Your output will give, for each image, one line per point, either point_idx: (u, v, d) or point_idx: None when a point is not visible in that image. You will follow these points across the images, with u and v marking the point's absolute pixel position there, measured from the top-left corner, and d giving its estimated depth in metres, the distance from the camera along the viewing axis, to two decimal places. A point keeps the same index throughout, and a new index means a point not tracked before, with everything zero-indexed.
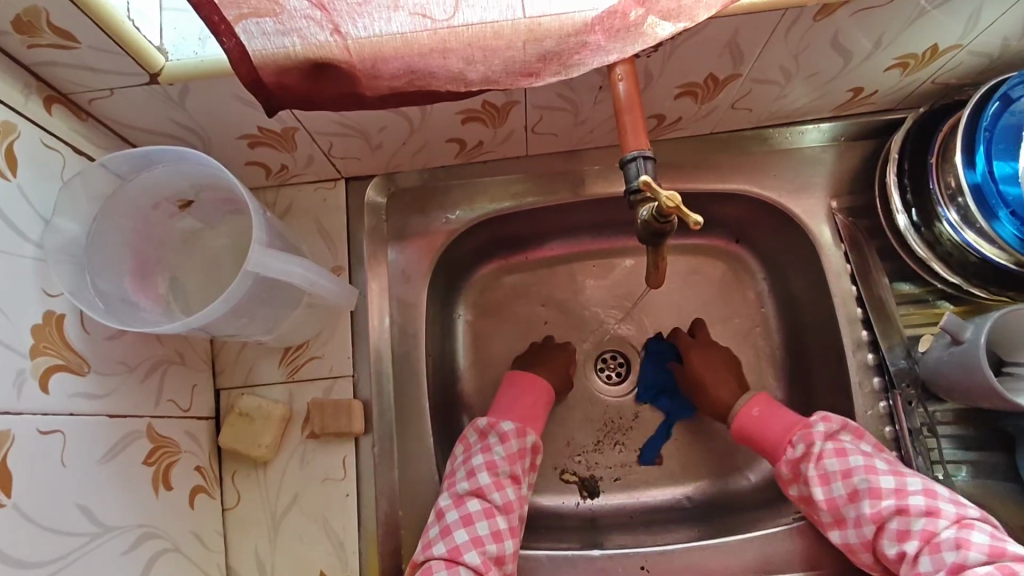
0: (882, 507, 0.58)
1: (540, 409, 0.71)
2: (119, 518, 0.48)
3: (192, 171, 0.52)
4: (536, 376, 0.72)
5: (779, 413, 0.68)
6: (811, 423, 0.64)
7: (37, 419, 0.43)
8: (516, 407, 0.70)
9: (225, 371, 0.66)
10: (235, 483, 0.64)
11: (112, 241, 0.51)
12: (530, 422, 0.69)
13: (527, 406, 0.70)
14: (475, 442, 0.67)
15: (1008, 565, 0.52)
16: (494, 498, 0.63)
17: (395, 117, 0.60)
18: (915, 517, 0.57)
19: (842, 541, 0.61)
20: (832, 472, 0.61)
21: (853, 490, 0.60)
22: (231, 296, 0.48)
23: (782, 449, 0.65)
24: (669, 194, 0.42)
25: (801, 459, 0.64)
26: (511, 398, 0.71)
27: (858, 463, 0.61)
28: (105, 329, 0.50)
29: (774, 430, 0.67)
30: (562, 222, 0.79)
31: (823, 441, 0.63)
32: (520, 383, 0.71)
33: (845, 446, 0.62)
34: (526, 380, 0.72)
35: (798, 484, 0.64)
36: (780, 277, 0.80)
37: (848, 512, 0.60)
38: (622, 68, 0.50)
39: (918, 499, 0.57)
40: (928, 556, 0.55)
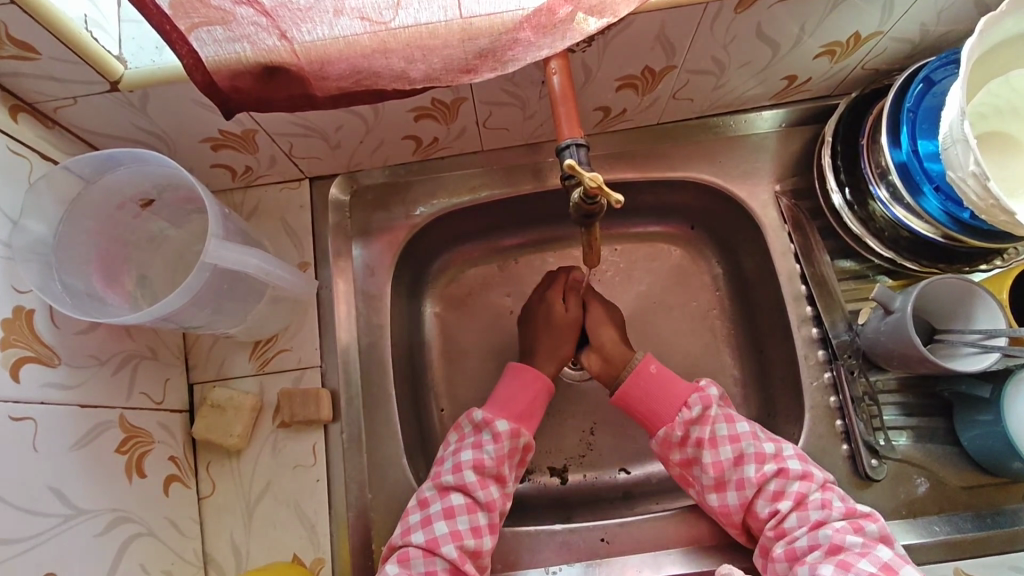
0: (765, 469, 0.62)
1: (537, 408, 0.71)
2: (91, 501, 0.51)
3: (154, 172, 0.55)
4: (539, 372, 0.71)
5: (673, 374, 0.70)
6: (704, 388, 0.68)
7: (8, 406, 0.45)
8: (513, 403, 0.70)
9: (198, 366, 0.69)
10: (210, 473, 0.67)
11: (78, 241, 0.54)
12: (525, 419, 0.69)
13: (525, 405, 0.70)
14: (469, 435, 0.68)
15: (859, 523, 0.58)
16: (477, 495, 0.64)
17: (349, 116, 0.63)
18: (792, 479, 0.62)
19: (720, 504, 0.63)
20: (722, 436, 0.65)
21: (738, 453, 0.64)
22: (189, 287, 0.50)
23: (677, 409, 0.67)
24: (592, 175, 0.44)
25: (696, 422, 0.66)
26: (508, 392, 0.70)
27: (745, 430, 0.65)
28: (75, 325, 0.53)
29: (660, 402, 0.68)
30: (522, 214, 0.83)
31: (716, 407, 0.67)
32: (523, 378, 0.71)
33: (734, 414, 0.66)
34: (532, 377, 0.71)
35: (686, 449, 0.66)
36: (732, 259, 0.83)
37: (731, 475, 0.64)
38: (556, 63, 0.53)
39: (793, 463, 0.63)
40: (796, 513, 0.60)
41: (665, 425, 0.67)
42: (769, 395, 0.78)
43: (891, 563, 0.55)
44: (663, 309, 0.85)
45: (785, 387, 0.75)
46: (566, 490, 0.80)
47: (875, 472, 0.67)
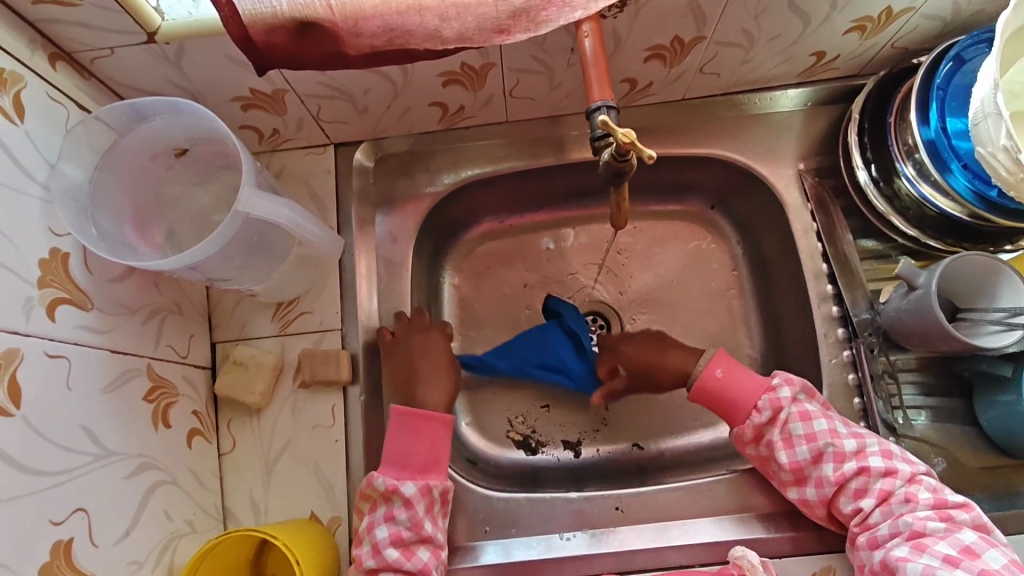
0: (846, 469, 0.61)
1: (440, 453, 0.67)
2: (119, 444, 0.52)
3: (187, 123, 0.55)
4: (431, 415, 0.67)
5: (743, 374, 0.68)
6: (776, 389, 0.66)
7: (44, 343, 0.46)
8: (412, 458, 0.65)
9: (221, 325, 0.70)
10: (231, 430, 0.68)
11: (112, 190, 0.55)
12: (430, 470, 0.66)
13: (425, 454, 0.66)
14: (377, 507, 0.63)
15: (948, 513, 0.57)
16: (407, 567, 0.61)
17: (378, 79, 0.63)
18: (875, 477, 0.60)
19: (799, 498, 0.63)
20: (798, 436, 0.63)
21: (816, 452, 0.62)
22: (221, 235, 0.51)
23: (747, 412, 0.66)
24: (625, 131, 0.45)
25: (769, 423, 0.65)
26: (404, 449, 0.65)
27: (823, 428, 0.63)
28: (108, 273, 0.54)
29: (734, 403, 0.67)
30: (542, 188, 0.83)
31: (790, 405, 0.64)
32: (414, 427, 0.66)
33: (810, 411, 0.64)
34: (420, 422, 0.67)
35: (760, 447, 0.65)
36: (752, 239, 0.83)
37: (810, 472, 0.63)
38: (588, 26, 0.54)
39: (877, 460, 0.61)
40: (879, 508, 0.59)
41: (738, 426, 0.66)
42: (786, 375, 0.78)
43: (973, 547, 0.54)
44: (681, 287, 0.85)
45: (802, 366, 0.75)
46: (580, 464, 0.80)
47: None
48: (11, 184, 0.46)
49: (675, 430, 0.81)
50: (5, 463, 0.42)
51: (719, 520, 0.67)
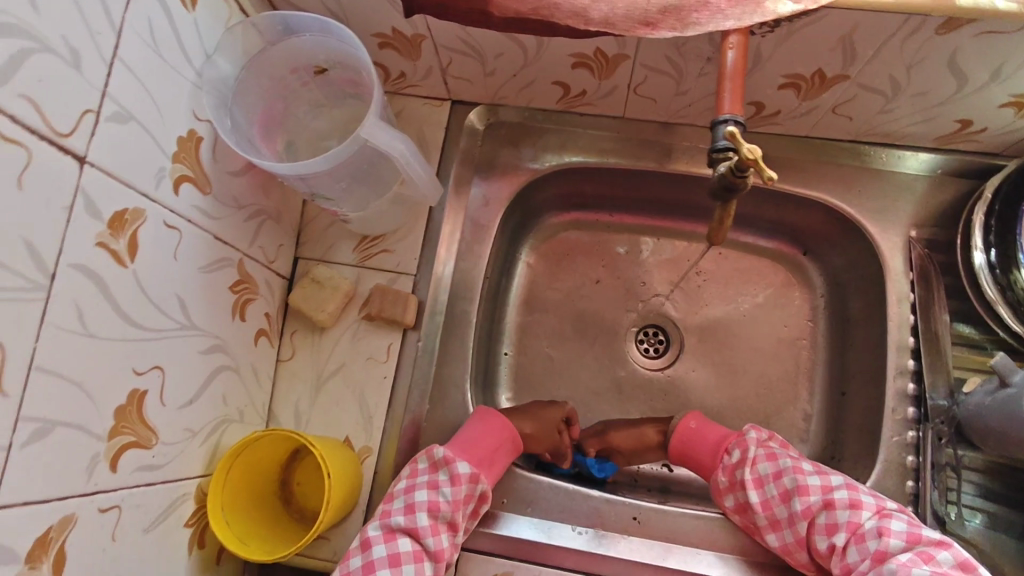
0: (811, 503, 0.61)
1: (499, 457, 0.67)
2: (201, 320, 0.56)
3: (332, 45, 0.58)
4: (506, 421, 0.68)
5: (714, 424, 0.71)
6: (745, 431, 0.68)
7: (165, 213, 0.49)
8: (477, 448, 0.66)
9: (307, 243, 0.74)
10: (293, 340, 0.72)
11: (252, 91, 0.59)
12: (484, 466, 0.66)
13: (487, 452, 0.66)
14: (423, 473, 0.64)
15: (925, 551, 0.55)
16: (427, 542, 0.61)
17: (512, 45, 0.65)
18: (842, 510, 0.60)
19: (780, 544, 0.62)
20: (766, 476, 0.64)
21: (784, 490, 0.63)
22: (338, 155, 0.53)
23: (718, 454, 0.68)
24: (751, 147, 0.44)
25: (738, 465, 0.66)
26: (472, 433, 0.67)
27: (788, 464, 0.64)
28: (228, 166, 0.57)
29: (706, 450, 0.69)
30: (639, 192, 0.83)
31: (756, 445, 0.66)
32: (486, 423, 0.68)
33: (776, 450, 0.65)
34: (500, 426, 0.68)
35: (734, 492, 0.66)
36: (839, 295, 0.80)
37: (782, 513, 0.63)
38: (735, 38, 0.53)
39: (842, 493, 0.61)
40: (855, 546, 0.58)
41: (713, 474, 0.67)
42: (839, 440, 0.75)
43: None
44: (752, 324, 0.83)
45: (859, 435, 0.72)
46: None
47: None
48: (172, 63, 0.49)
49: None
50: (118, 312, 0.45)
51: (734, 560, 0.66)
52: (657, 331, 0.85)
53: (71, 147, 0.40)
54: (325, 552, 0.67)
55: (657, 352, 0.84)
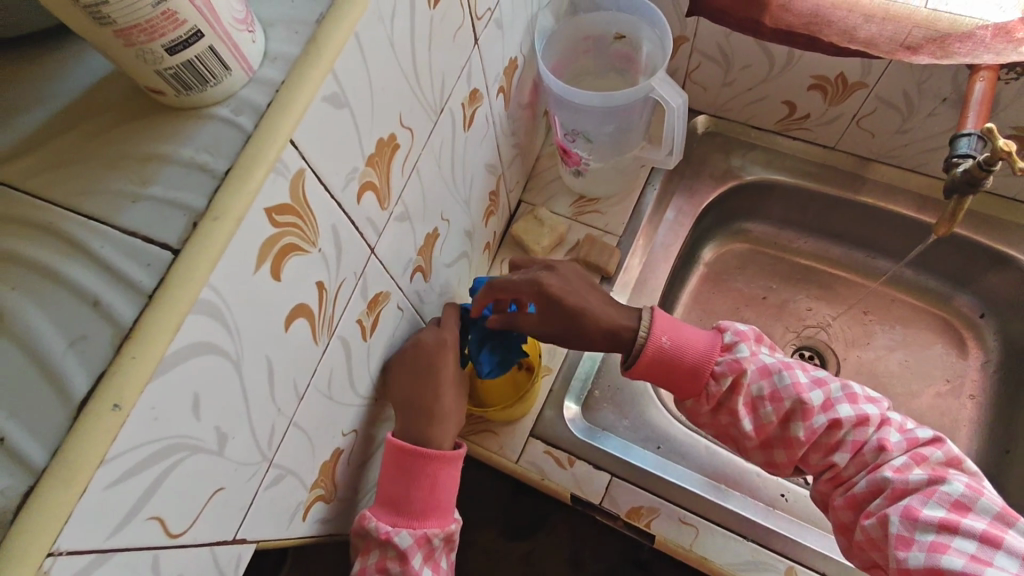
0: (815, 427, 0.55)
1: (439, 493, 0.55)
2: (472, 209, 0.68)
3: (625, 23, 0.70)
4: (428, 449, 0.55)
5: (685, 335, 0.60)
6: (732, 352, 0.60)
7: (488, 109, 0.62)
8: (414, 506, 0.54)
9: (533, 191, 0.87)
10: (503, 265, 0.84)
11: (550, 48, 0.71)
12: (430, 512, 0.55)
13: (418, 503, 0.54)
14: (373, 557, 0.54)
15: (921, 453, 0.53)
16: None
17: (763, 59, 0.76)
18: (846, 430, 0.55)
19: (764, 459, 0.59)
20: (760, 397, 0.57)
21: (782, 414, 0.57)
22: (626, 96, 0.65)
23: (705, 378, 0.59)
24: (1005, 142, 0.51)
25: (731, 389, 0.58)
26: (395, 489, 0.55)
27: (786, 383, 0.57)
28: (519, 98, 0.71)
29: (689, 377, 0.59)
30: (827, 223, 0.90)
31: (749, 362, 0.58)
32: (397, 467, 0.55)
33: (770, 365, 0.58)
34: (403, 457, 0.55)
35: (718, 415, 0.59)
36: (1016, 360, 0.81)
37: (777, 434, 0.57)
38: (985, 73, 0.61)
39: (845, 410, 0.56)
40: (854, 462, 0.55)
41: (692, 398, 0.60)
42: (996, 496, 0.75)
43: (961, 499, 0.50)
44: (916, 369, 0.85)
45: None
46: None
47: None
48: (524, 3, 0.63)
49: None
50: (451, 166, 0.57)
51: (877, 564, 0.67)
52: (811, 353, 0.88)
53: (476, 27, 0.53)
54: (491, 445, 0.73)
55: None
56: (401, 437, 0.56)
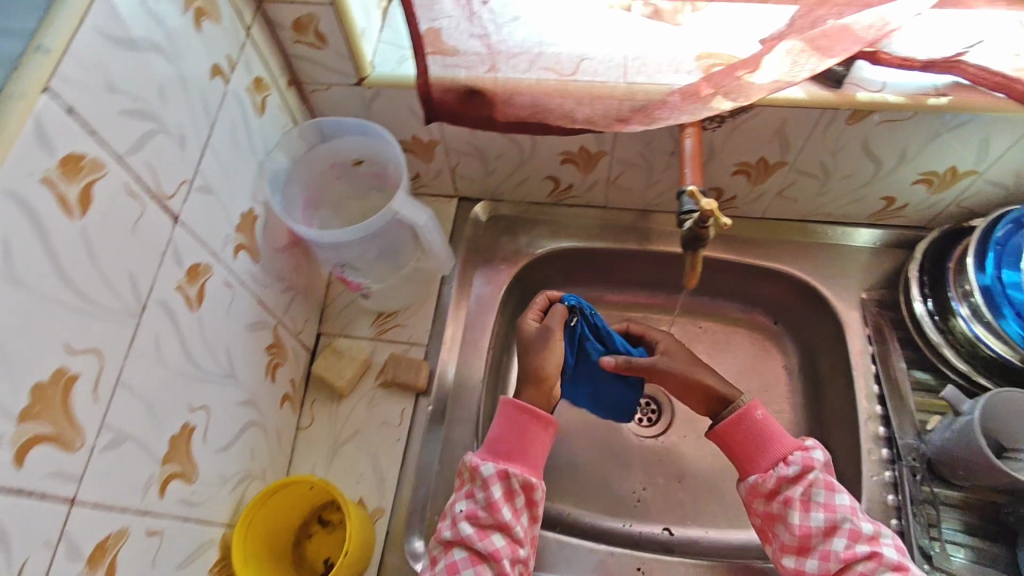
0: (858, 549, 0.59)
1: (530, 446, 0.70)
2: (241, 376, 0.62)
3: (368, 143, 0.71)
4: (526, 407, 0.71)
5: (777, 427, 0.68)
6: (808, 449, 0.66)
7: (225, 273, 0.58)
8: (502, 443, 0.70)
9: (329, 318, 0.83)
10: (312, 409, 0.78)
11: (297, 181, 0.70)
12: (517, 458, 0.69)
13: (515, 442, 0.70)
14: (464, 482, 0.69)
15: None
16: (477, 546, 0.64)
17: (510, 146, 0.78)
18: (884, 567, 0.58)
19: (794, 567, 0.62)
20: (816, 501, 0.62)
21: (831, 524, 0.61)
22: (369, 225, 0.63)
23: (774, 461, 0.66)
24: (708, 202, 0.56)
25: (792, 479, 0.64)
26: (496, 433, 0.71)
27: (844, 501, 0.62)
28: (274, 245, 0.67)
29: (767, 448, 0.67)
30: (623, 273, 0.94)
31: (818, 470, 0.64)
32: (510, 416, 0.71)
33: (834, 482, 0.63)
34: (517, 413, 0.71)
35: (772, 503, 0.64)
36: (810, 357, 0.88)
37: (817, 543, 0.61)
38: (691, 129, 0.66)
39: (890, 551, 0.59)
40: None
41: (756, 473, 0.66)
42: None
43: None
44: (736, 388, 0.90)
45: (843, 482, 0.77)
46: (603, 527, 0.83)
47: None
48: (243, 154, 0.60)
49: (709, 521, 0.83)
50: (185, 352, 0.52)
51: None
52: (648, 401, 0.91)
53: (170, 207, 0.49)
54: None
55: (650, 421, 0.90)
56: (517, 401, 0.72)
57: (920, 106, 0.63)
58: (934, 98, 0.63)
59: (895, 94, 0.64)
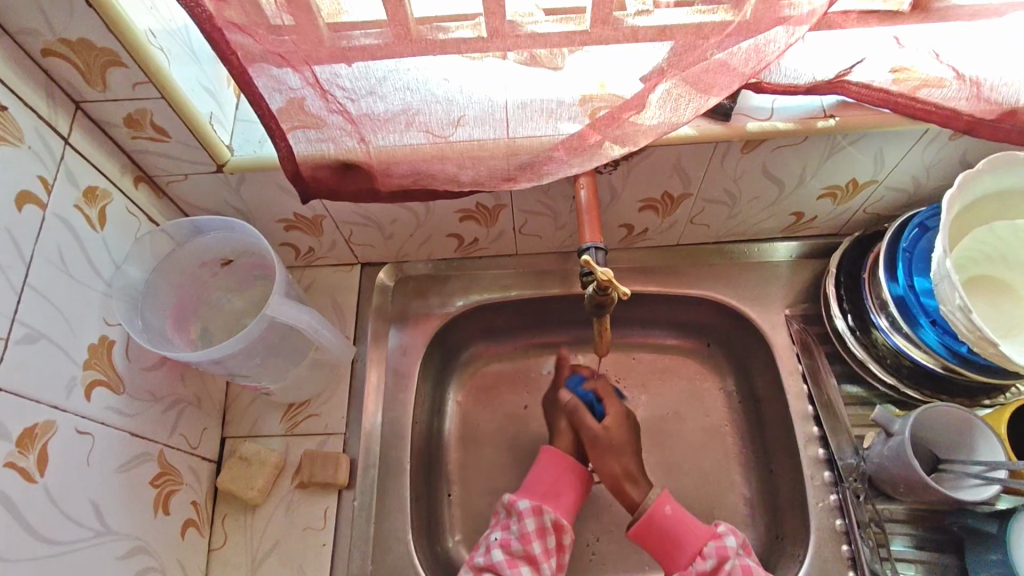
0: None
1: (563, 490, 0.70)
2: (118, 524, 0.57)
3: (236, 239, 0.67)
4: (568, 457, 0.72)
5: (690, 519, 0.68)
6: (721, 537, 0.66)
7: (76, 420, 0.53)
8: (538, 485, 0.70)
9: (234, 420, 0.75)
10: (224, 526, 0.71)
11: (163, 290, 0.65)
12: (550, 499, 0.69)
13: (550, 486, 0.70)
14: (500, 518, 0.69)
15: None
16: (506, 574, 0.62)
17: (404, 212, 0.73)
18: None
19: None
20: None
21: None
22: (247, 334, 0.61)
23: (690, 557, 0.66)
24: (604, 270, 0.52)
25: (710, 573, 0.64)
26: (535, 475, 0.72)
27: None
28: (142, 362, 0.62)
29: (682, 544, 0.67)
30: (548, 316, 0.88)
31: (732, 556, 0.64)
32: (549, 463, 0.72)
33: (750, 565, 0.63)
34: (558, 459, 0.72)
35: None
36: (745, 377, 0.86)
37: None
38: (584, 179, 0.62)
39: None
40: None
41: (679, 573, 0.66)
42: (778, 519, 0.77)
43: None
44: (678, 420, 0.86)
45: (791, 508, 0.75)
46: None
47: None
48: (80, 281, 0.56)
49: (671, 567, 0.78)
50: (22, 526, 0.47)
51: None
52: None
53: None
54: None
55: None
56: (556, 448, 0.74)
57: (810, 129, 0.62)
58: (822, 120, 0.62)
59: (783, 120, 0.62)
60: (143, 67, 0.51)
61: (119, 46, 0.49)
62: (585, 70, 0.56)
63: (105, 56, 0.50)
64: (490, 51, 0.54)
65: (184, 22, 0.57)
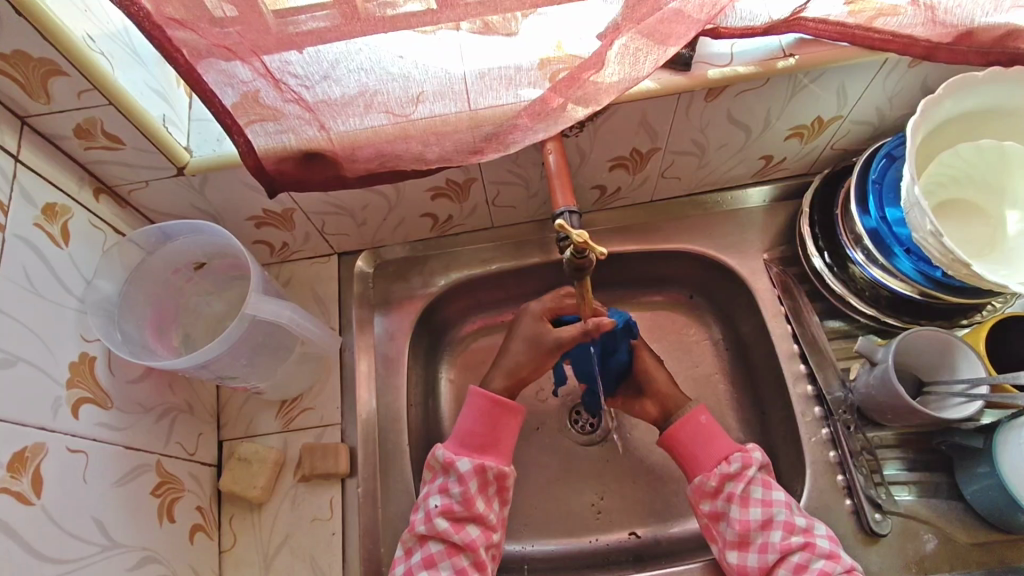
0: (792, 540, 0.61)
1: (501, 436, 0.69)
2: (123, 536, 0.57)
3: (206, 241, 0.66)
4: (498, 399, 0.70)
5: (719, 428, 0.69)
6: (748, 449, 0.67)
7: (67, 439, 0.53)
8: (471, 438, 0.68)
9: (229, 423, 0.75)
10: (232, 526, 0.71)
11: (138, 300, 0.64)
12: (488, 449, 0.68)
13: (485, 434, 0.69)
14: (438, 476, 0.67)
15: None
16: (454, 539, 0.63)
17: (375, 196, 0.72)
18: (818, 556, 0.59)
19: (738, 562, 0.62)
20: (754, 497, 0.64)
21: (768, 516, 0.62)
22: (229, 336, 0.60)
23: (716, 461, 0.67)
24: (579, 232, 0.51)
25: (732, 476, 0.65)
26: (466, 426, 0.69)
27: (778, 497, 0.64)
28: (127, 375, 0.61)
29: (705, 448, 0.68)
30: (531, 285, 0.88)
31: (753, 468, 0.65)
32: (479, 410, 0.69)
33: (769, 480, 0.65)
34: (489, 405, 0.69)
35: (716, 502, 0.65)
36: (730, 324, 0.87)
37: (755, 537, 0.62)
38: (551, 145, 0.62)
39: (823, 540, 0.61)
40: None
41: (702, 474, 0.66)
42: (774, 457, 0.79)
43: None
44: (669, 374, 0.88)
45: (786, 446, 0.77)
46: (567, 549, 0.79)
47: (879, 526, 0.68)
48: (52, 299, 0.55)
49: (675, 515, 0.80)
50: (24, 548, 0.47)
51: None
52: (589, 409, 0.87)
53: None
54: None
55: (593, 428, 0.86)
56: (488, 391, 0.71)
57: (771, 71, 0.61)
58: (782, 60, 0.61)
59: (744, 64, 0.62)
60: (84, 73, 0.50)
61: (57, 55, 0.47)
62: (541, 32, 0.55)
63: (43, 66, 0.48)
64: (441, 23, 0.53)
65: (123, 23, 0.56)
